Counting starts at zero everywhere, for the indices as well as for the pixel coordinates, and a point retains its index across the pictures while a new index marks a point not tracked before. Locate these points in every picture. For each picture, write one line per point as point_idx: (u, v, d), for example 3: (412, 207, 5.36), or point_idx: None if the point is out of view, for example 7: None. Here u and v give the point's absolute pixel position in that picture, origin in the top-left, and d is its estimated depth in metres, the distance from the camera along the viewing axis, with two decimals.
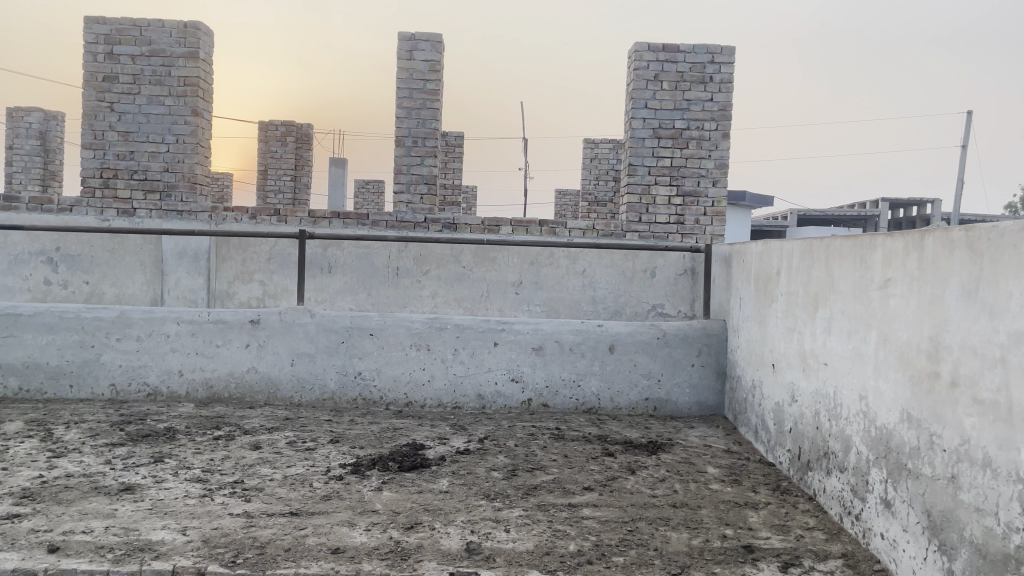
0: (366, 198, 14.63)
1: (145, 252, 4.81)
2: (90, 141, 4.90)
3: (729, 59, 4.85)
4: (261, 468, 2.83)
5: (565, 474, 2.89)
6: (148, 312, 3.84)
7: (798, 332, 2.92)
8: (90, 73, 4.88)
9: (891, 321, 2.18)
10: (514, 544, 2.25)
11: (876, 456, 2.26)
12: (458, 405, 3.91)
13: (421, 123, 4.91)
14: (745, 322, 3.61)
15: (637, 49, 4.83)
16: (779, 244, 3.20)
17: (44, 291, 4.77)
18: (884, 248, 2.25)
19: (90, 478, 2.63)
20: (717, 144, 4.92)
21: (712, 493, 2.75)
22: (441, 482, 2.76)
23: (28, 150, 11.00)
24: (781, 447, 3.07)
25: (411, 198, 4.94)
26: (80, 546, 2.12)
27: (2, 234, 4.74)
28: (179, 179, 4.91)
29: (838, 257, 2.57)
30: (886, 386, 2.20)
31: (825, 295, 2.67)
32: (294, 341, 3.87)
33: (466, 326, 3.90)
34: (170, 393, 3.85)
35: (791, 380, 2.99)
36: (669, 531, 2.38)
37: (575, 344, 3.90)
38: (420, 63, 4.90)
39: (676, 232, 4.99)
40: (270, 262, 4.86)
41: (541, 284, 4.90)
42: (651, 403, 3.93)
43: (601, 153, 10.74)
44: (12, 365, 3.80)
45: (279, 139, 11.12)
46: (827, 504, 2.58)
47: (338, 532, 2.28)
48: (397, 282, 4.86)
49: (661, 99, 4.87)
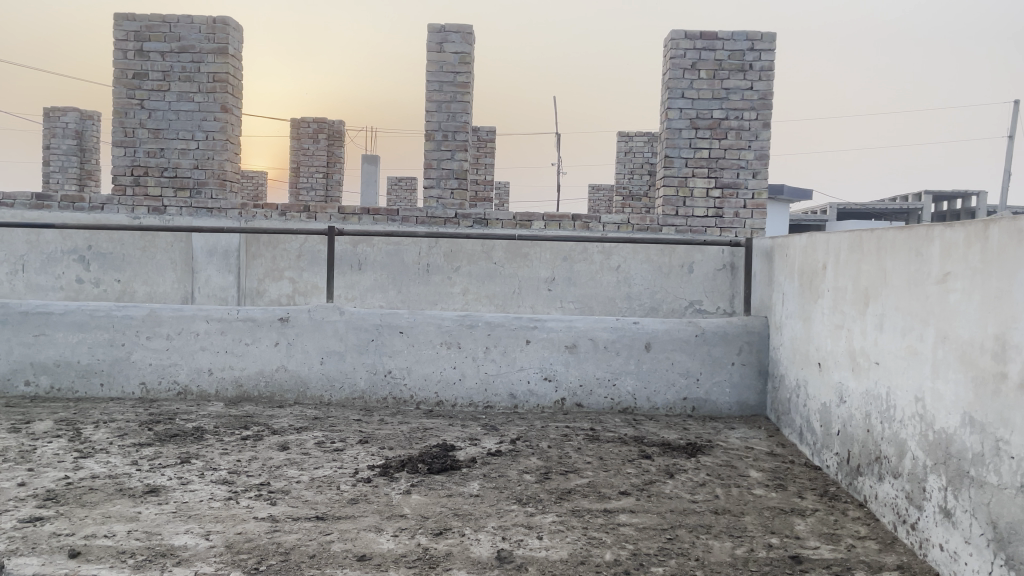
0: (399, 196, 14.67)
1: (175, 250, 4.79)
2: (121, 139, 4.90)
3: (769, 46, 4.68)
4: (288, 470, 2.76)
5: (600, 478, 2.78)
6: (178, 310, 3.80)
7: (846, 330, 2.78)
8: (120, 70, 4.87)
9: (951, 318, 2.04)
10: (547, 552, 2.14)
11: (933, 461, 2.12)
12: (490, 404, 3.82)
13: (451, 117, 4.82)
14: (788, 319, 3.46)
15: (673, 36, 4.69)
16: (825, 237, 3.05)
17: (76, 289, 4.79)
18: (943, 240, 2.11)
19: (115, 480, 2.58)
20: (758, 135, 4.76)
21: (756, 499, 2.62)
22: (472, 485, 2.66)
23: (65, 150, 11.16)
24: (828, 450, 2.93)
25: (441, 194, 4.87)
26: (102, 551, 2.06)
27: (34, 233, 4.76)
28: (209, 176, 4.89)
29: (892, 250, 2.42)
30: (945, 387, 2.06)
31: (876, 290, 2.53)
32: (324, 339, 3.80)
33: (498, 323, 3.81)
34: (199, 392, 3.81)
35: (839, 380, 2.84)
36: (712, 540, 2.26)
37: (609, 342, 3.79)
38: (450, 55, 4.80)
39: (715, 226, 4.85)
40: (300, 259, 4.82)
41: (575, 281, 4.78)
42: (689, 403, 3.80)
43: (636, 147, 10.57)
44: (44, 364, 3.79)
45: (311, 136, 11.16)
46: (880, 511, 2.44)
47: (365, 538, 2.20)
48: (427, 278, 4.79)
49: (698, 89, 4.73)
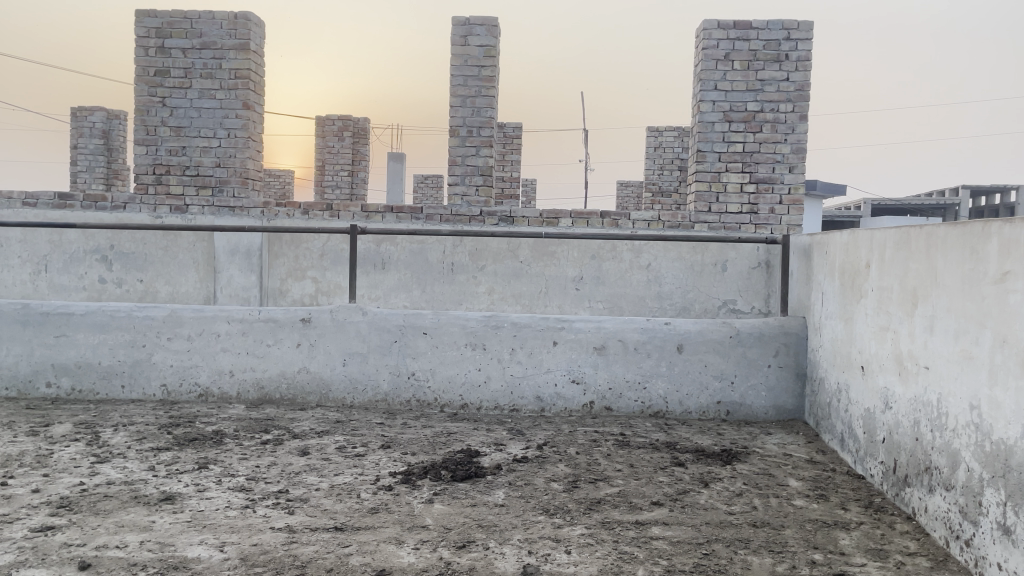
0: (425, 193, 14.62)
1: (198, 250, 4.74)
2: (143, 138, 4.87)
3: (807, 35, 4.52)
4: (308, 476, 2.68)
5: (631, 487, 2.66)
6: (199, 311, 3.74)
7: (893, 332, 2.63)
8: (142, 67, 4.83)
9: (1011, 320, 1.89)
10: (575, 568, 2.02)
11: (991, 474, 1.97)
12: (516, 407, 3.71)
13: (476, 112, 4.72)
14: (828, 320, 3.31)
15: (705, 26, 4.55)
16: (868, 233, 2.90)
17: (99, 289, 4.76)
18: (1002, 236, 1.96)
19: (130, 486, 2.51)
20: (794, 127, 4.59)
21: (797, 510, 2.49)
22: (497, 494, 2.56)
23: (92, 150, 11.25)
24: (872, 458, 2.78)
25: (466, 190, 4.77)
26: (113, 563, 1.98)
27: (58, 233, 4.75)
28: (232, 174, 4.85)
29: (943, 247, 2.27)
30: (1004, 395, 1.91)
31: (925, 290, 2.38)
32: (347, 340, 3.72)
33: (524, 324, 3.70)
34: (220, 394, 3.75)
35: (884, 385, 2.69)
36: (750, 555, 2.13)
37: (640, 344, 3.66)
38: (475, 48, 4.70)
39: (749, 222, 4.69)
40: (323, 259, 4.76)
41: (603, 279, 4.65)
42: (723, 408, 3.66)
43: (665, 142, 10.41)
44: (65, 365, 3.75)
45: (336, 134, 11.13)
46: (930, 525, 2.29)
47: (385, 551, 2.10)
48: (452, 278, 4.70)
49: (732, 80, 4.58)
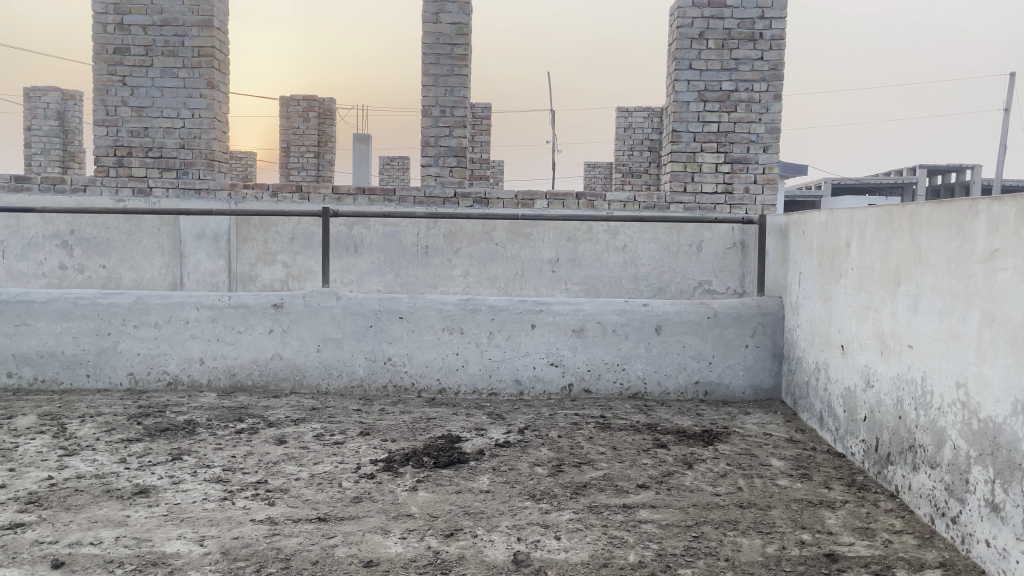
0: (392, 175, 14.46)
1: (163, 234, 4.61)
2: (103, 118, 4.70)
3: (781, 14, 4.51)
4: (287, 465, 2.61)
5: (616, 470, 2.64)
6: (166, 297, 3.63)
7: (874, 311, 2.63)
8: (101, 45, 4.66)
9: (1000, 299, 1.89)
10: (567, 554, 2.00)
11: (978, 452, 1.97)
12: (494, 391, 3.68)
13: (448, 91, 4.64)
14: (806, 300, 3.32)
15: (680, 4, 4.52)
16: (848, 213, 2.90)
17: (60, 276, 4.61)
18: (990, 215, 1.96)
19: (102, 480, 2.43)
20: (768, 107, 4.59)
21: (782, 490, 2.49)
22: (481, 480, 2.52)
23: (46, 131, 10.90)
24: (853, 436, 2.79)
25: (439, 171, 4.70)
26: (88, 560, 1.90)
27: (14, 217, 4.57)
28: (196, 156, 4.71)
29: (928, 226, 2.27)
30: (992, 373, 1.91)
31: (908, 269, 2.38)
32: (321, 325, 3.64)
33: (502, 307, 3.65)
34: (190, 382, 3.65)
35: (865, 363, 2.70)
36: (740, 537, 2.12)
37: (618, 326, 3.64)
38: (447, 26, 4.60)
39: (724, 203, 4.70)
40: (293, 242, 4.66)
41: (578, 261, 4.62)
42: (701, 388, 3.66)
43: (635, 122, 10.41)
44: (26, 355, 3.62)
45: (301, 114, 10.93)
46: (914, 503, 2.31)
47: (371, 541, 2.05)
48: (426, 261, 4.64)
49: (706, 59, 4.55)
